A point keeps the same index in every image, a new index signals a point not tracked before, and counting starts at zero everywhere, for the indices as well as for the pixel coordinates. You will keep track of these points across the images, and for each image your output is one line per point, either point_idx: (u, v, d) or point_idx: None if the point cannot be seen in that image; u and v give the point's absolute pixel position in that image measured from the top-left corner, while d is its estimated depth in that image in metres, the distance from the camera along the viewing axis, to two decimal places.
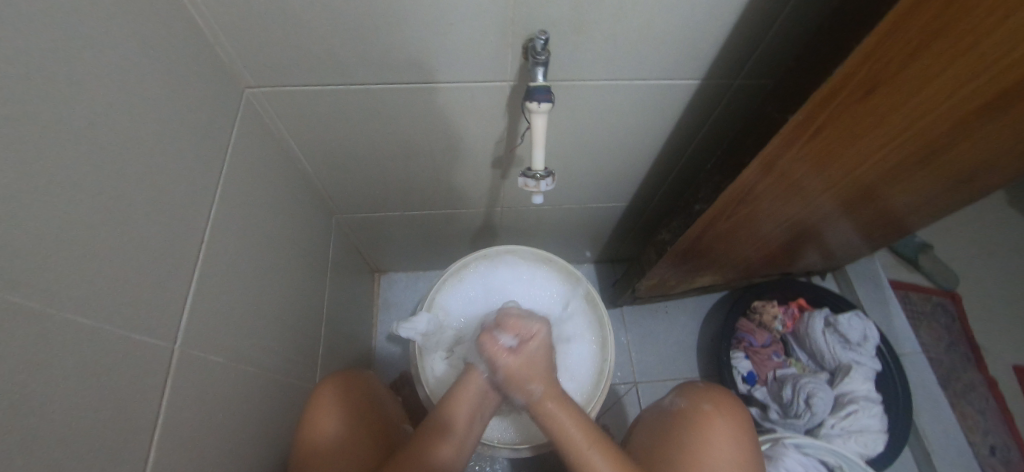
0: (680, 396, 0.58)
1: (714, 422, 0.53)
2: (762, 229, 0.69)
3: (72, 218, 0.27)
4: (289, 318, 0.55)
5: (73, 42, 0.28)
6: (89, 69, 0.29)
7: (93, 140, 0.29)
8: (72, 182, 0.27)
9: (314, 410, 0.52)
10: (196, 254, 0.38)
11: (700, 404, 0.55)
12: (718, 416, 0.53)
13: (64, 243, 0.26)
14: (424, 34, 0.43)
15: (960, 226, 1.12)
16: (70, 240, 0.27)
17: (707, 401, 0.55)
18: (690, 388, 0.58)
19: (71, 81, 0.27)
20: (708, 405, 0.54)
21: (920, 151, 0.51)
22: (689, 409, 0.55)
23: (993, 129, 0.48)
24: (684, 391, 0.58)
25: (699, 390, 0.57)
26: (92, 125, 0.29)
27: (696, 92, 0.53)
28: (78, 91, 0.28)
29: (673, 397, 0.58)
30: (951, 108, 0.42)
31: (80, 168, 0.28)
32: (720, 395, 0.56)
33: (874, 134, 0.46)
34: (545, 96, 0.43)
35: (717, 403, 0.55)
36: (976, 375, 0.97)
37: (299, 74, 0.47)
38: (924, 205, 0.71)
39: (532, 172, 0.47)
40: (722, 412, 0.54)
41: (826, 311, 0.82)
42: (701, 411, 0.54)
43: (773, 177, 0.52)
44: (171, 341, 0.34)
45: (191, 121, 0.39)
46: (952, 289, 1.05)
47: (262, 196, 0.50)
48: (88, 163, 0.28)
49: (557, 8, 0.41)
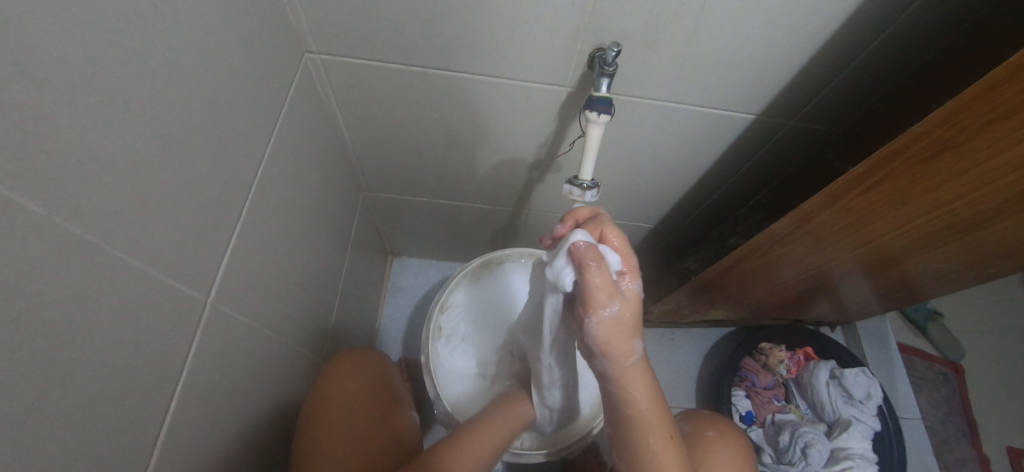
0: (685, 420, 0.56)
1: (717, 449, 0.52)
2: (785, 273, 0.68)
3: (136, 157, 0.27)
4: (310, 288, 0.54)
5: None
6: (174, 14, 0.29)
7: (165, 83, 0.29)
8: (142, 121, 0.27)
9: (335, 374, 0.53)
10: (238, 212, 0.38)
11: (705, 431, 0.54)
12: (720, 445, 0.53)
13: (126, 180, 0.26)
14: (497, 28, 0.43)
15: (973, 299, 1.11)
16: (131, 178, 0.27)
17: (711, 428, 0.54)
18: (695, 414, 0.57)
19: (156, 23, 0.27)
20: (712, 432, 0.54)
21: (961, 222, 0.51)
22: (693, 435, 0.54)
23: None
24: (688, 416, 0.57)
25: (704, 417, 0.56)
26: (167, 69, 0.29)
27: (750, 126, 0.52)
28: (160, 33, 0.28)
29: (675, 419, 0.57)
30: (1007, 187, 0.42)
31: (150, 108, 0.28)
32: (724, 423, 0.56)
33: (923, 200, 0.46)
34: (606, 107, 0.43)
35: (721, 431, 0.54)
36: (968, 450, 0.96)
37: (361, 47, 0.47)
38: (950, 276, 0.71)
39: (578, 181, 0.46)
40: (725, 440, 0.53)
41: (832, 364, 0.82)
42: (705, 437, 0.53)
43: (815, 224, 0.52)
44: (205, 294, 0.34)
45: (253, 76, 0.39)
46: (956, 361, 1.05)
47: (303, 163, 0.50)
48: (159, 107, 0.28)
49: (635, 22, 0.40)
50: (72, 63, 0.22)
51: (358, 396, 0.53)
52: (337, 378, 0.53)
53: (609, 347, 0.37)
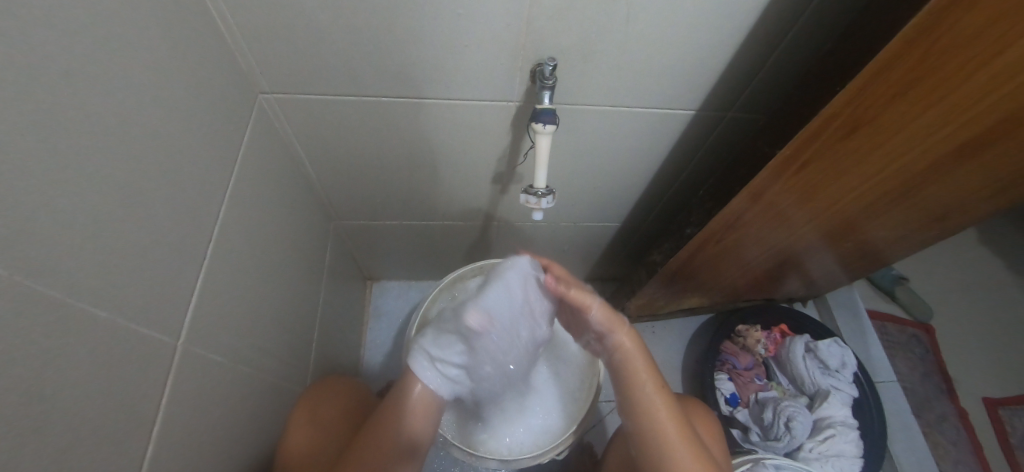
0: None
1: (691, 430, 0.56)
2: (750, 254, 0.71)
3: (94, 211, 0.28)
4: (285, 321, 0.55)
5: (111, 47, 0.29)
6: (123, 73, 0.30)
7: (118, 138, 0.30)
8: (97, 176, 0.28)
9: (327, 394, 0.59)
10: (204, 253, 0.39)
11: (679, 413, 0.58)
12: (693, 426, 0.57)
13: (86, 235, 0.27)
14: (440, 54, 0.45)
15: (935, 261, 1.17)
16: (91, 232, 0.28)
17: (683, 410, 0.59)
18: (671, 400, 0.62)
19: (105, 83, 0.29)
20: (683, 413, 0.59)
21: (899, 188, 0.55)
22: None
23: (963, 172, 0.52)
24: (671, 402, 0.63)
25: (678, 401, 0.61)
26: (120, 125, 0.30)
27: (691, 121, 0.56)
28: (111, 92, 0.29)
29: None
30: (927, 149, 0.45)
31: (105, 164, 0.29)
32: (697, 407, 0.60)
33: (857, 170, 0.49)
34: (551, 118, 0.45)
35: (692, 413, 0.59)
36: (947, 406, 1.00)
37: (314, 83, 0.49)
38: (900, 240, 0.75)
39: (534, 190, 0.49)
40: (697, 422, 0.58)
41: (807, 338, 0.85)
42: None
43: (762, 206, 0.55)
44: (175, 336, 0.35)
45: (207, 122, 0.40)
46: (927, 322, 1.09)
47: (268, 199, 0.51)
48: (113, 161, 0.29)
49: (566, 37, 0.43)
50: (26, 130, 0.23)
51: (337, 416, 0.57)
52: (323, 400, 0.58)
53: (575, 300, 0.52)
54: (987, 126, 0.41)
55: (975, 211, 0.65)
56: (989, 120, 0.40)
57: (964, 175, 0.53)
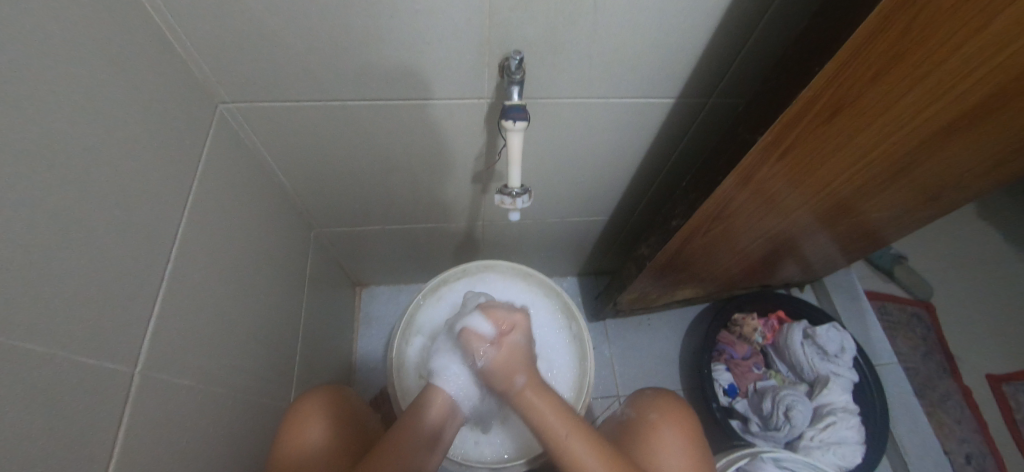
0: (630, 406, 0.58)
1: (661, 432, 0.53)
2: (743, 242, 0.69)
3: (29, 241, 0.26)
4: (263, 336, 0.54)
5: (40, 64, 0.28)
6: (56, 92, 0.29)
7: (54, 160, 0.28)
8: (29, 203, 0.26)
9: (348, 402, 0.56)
10: (163, 273, 0.37)
11: (647, 414, 0.55)
12: (664, 425, 0.53)
13: (21, 267, 0.26)
14: (401, 53, 0.43)
15: (933, 238, 1.15)
16: (27, 263, 0.26)
17: (653, 410, 0.55)
18: (640, 397, 0.58)
19: (35, 103, 0.27)
20: (654, 414, 0.55)
21: (892, 167, 0.53)
22: (637, 420, 0.55)
23: (958, 146, 0.50)
24: (635, 401, 0.58)
25: (648, 398, 0.57)
26: (54, 147, 0.28)
27: (671, 110, 0.54)
28: (42, 112, 0.27)
29: (625, 408, 0.58)
30: (918, 126, 0.43)
31: (39, 190, 0.27)
32: (670, 403, 0.56)
33: (845, 151, 0.47)
34: (521, 114, 0.43)
35: (663, 411, 0.55)
36: (951, 384, 0.99)
37: (275, 89, 0.47)
38: (896, 220, 0.73)
39: (508, 189, 0.47)
40: (669, 420, 0.54)
41: (804, 324, 0.84)
42: (647, 421, 0.54)
43: (748, 194, 0.52)
44: (132, 363, 0.33)
45: (159, 136, 0.38)
46: (926, 299, 1.08)
47: (236, 212, 0.49)
48: (48, 186, 0.28)
49: (532, 28, 0.41)
50: None
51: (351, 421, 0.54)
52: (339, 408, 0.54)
53: (504, 375, 0.49)
54: (978, 98, 0.39)
55: (973, 186, 0.64)
56: (980, 92, 0.38)
57: (958, 150, 0.51)
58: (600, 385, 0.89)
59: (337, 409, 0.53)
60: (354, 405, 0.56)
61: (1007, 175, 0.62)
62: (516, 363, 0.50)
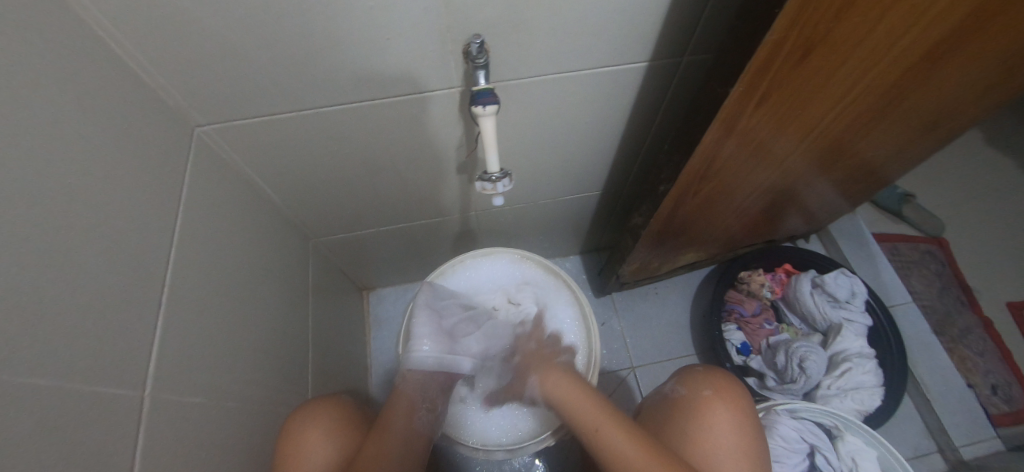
0: (680, 382, 0.57)
1: (716, 410, 0.52)
2: (741, 196, 0.68)
3: (26, 283, 0.27)
4: (270, 347, 0.55)
5: (16, 113, 0.28)
6: (36, 139, 0.29)
7: (41, 204, 0.29)
8: (22, 247, 0.27)
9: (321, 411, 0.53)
10: (158, 299, 0.38)
11: (700, 391, 0.54)
12: (718, 404, 0.53)
13: (20, 309, 0.27)
14: (364, 53, 0.43)
15: (941, 172, 1.12)
16: (26, 304, 0.27)
17: (707, 387, 0.54)
18: (690, 373, 0.57)
19: (17, 151, 0.28)
20: (708, 391, 0.54)
21: (887, 94, 0.50)
22: (689, 396, 0.54)
23: (948, 65, 0.48)
24: (684, 377, 0.57)
25: (700, 375, 0.57)
26: (40, 191, 0.29)
27: (647, 74, 0.53)
28: (23, 159, 0.28)
29: (673, 384, 0.57)
30: (900, 50, 0.42)
31: (31, 234, 0.28)
32: (721, 380, 0.55)
33: (830, 86, 0.45)
34: (490, 98, 0.43)
35: (718, 388, 0.54)
36: (971, 318, 0.96)
37: (246, 104, 0.47)
38: (897, 154, 0.71)
39: (487, 175, 0.48)
40: (722, 397, 0.53)
41: (812, 274, 0.83)
42: (701, 397, 0.54)
43: (734, 145, 0.51)
44: (140, 386, 0.35)
45: (141, 167, 0.39)
46: (939, 236, 1.05)
47: (228, 230, 0.51)
48: (39, 230, 0.29)
49: (490, 11, 0.41)
50: None
51: (336, 428, 0.52)
52: (333, 402, 0.56)
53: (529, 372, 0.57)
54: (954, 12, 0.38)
55: (972, 110, 0.62)
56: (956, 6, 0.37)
57: (948, 70, 0.49)
58: (613, 359, 0.90)
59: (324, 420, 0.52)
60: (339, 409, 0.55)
61: (1011, 92, 0.60)
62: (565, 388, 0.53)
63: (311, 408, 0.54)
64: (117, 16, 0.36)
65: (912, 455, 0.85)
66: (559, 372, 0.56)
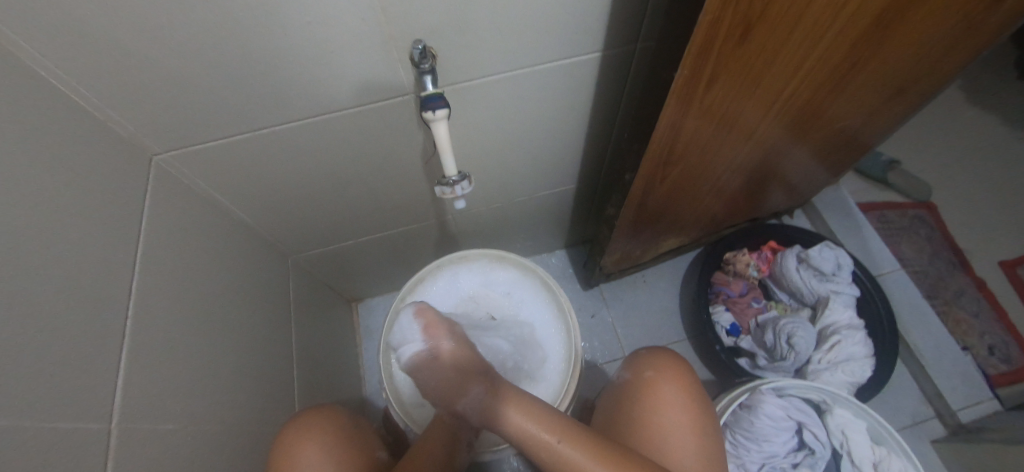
0: (626, 367, 0.59)
1: (659, 388, 0.54)
2: (715, 176, 0.67)
3: None
4: (250, 367, 0.56)
5: None
6: None
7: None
8: None
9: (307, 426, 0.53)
10: (123, 330, 0.39)
11: (642, 373, 0.56)
12: (661, 382, 0.54)
13: None
14: (310, 68, 0.43)
15: (924, 137, 1.12)
16: None
17: (649, 368, 0.56)
18: (636, 357, 0.59)
19: None
20: (649, 372, 0.55)
21: (843, 61, 0.50)
22: (633, 379, 0.56)
23: (901, 26, 0.47)
24: (629, 362, 0.59)
25: (643, 357, 0.58)
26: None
27: (602, 63, 0.52)
28: None
29: (621, 370, 0.59)
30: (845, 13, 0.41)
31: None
32: (663, 359, 0.57)
33: (781, 57, 0.45)
34: (439, 102, 0.43)
35: (659, 368, 0.55)
36: (964, 279, 0.95)
37: (202, 129, 0.47)
38: (869, 120, 0.70)
39: (446, 180, 0.48)
40: (664, 376, 0.55)
41: (797, 249, 0.82)
42: (643, 379, 0.55)
43: (693, 125, 0.50)
44: (106, 419, 0.35)
45: (99, 201, 0.40)
46: (926, 200, 1.04)
47: (197, 255, 0.51)
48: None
49: (430, 16, 0.40)
50: None
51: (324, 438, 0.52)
52: (308, 427, 0.53)
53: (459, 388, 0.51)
54: None
55: (939, 69, 0.61)
56: None
57: (903, 31, 0.48)
58: (605, 350, 0.90)
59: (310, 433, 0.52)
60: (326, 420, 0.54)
61: (976, 48, 0.59)
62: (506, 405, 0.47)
63: (289, 438, 0.52)
64: (57, 53, 0.36)
65: (911, 423, 0.84)
66: (487, 388, 0.50)
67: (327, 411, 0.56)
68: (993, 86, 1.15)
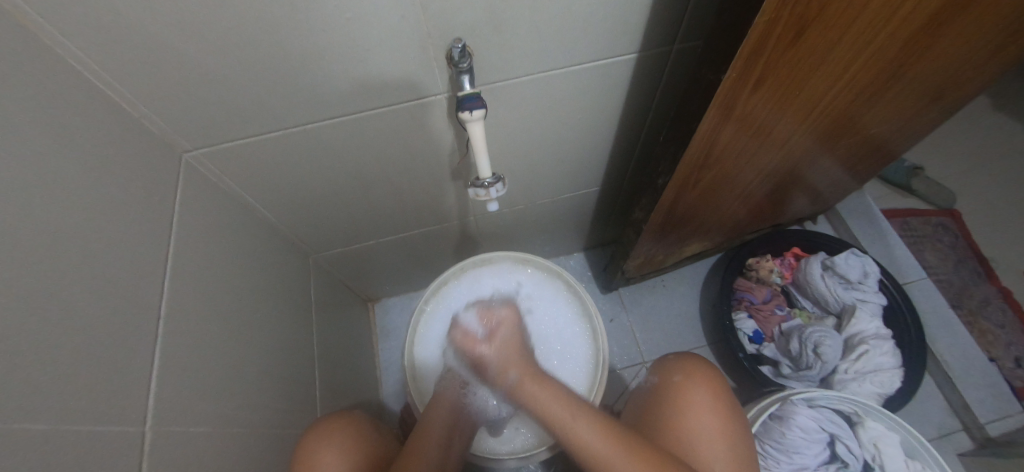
0: (654, 371, 0.58)
1: (687, 394, 0.53)
2: (745, 181, 0.66)
3: (20, 328, 0.27)
4: (275, 368, 0.55)
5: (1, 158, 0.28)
6: (19, 183, 0.29)
7: (31, 248, 0.29)
8: (14, 292, 0.27)
9: (327, 430, 0.52)
10: (155, 331, 0.38)
11: (672, 377, 0.55)
12: (690, 387, 0.53)
13: (14, 356, 0.26)
14: (345, 67, 0.42)
15: (948, 143, 1.10)
16: (22, 349, 0.27)
17: (678, 372, 0.55)
18: (663, 361, 0.59)
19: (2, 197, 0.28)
20: (678, 376, 0.55)
21: (889, 66, 0.49)
22: (662, 384, 0.55)
23: (951, 31, 0.46)
24: (657, 366, 0.59)
25: (672, 361, 0.57)
26: (27, 234, 0.29)
27: (636, 66, 0.51)
28: (9, 204, 0.28)
29: (649, 374, 0.59)
30: (895, 17, 0.40)
31: (19, 278, 0.28)
32: (692, 363, 0.56)
33: (828, 62, 0.44)
34: (476, 103, 0.42)
35: (688, 372, 0.55)
36: (989, 289, 0.93)
37: (232, 127, 0.46)
38: (903, 128, 0.69)
39: (480, 181, 0.47)
40: (694, 381, 0.54)
41: (822, 256, 0.81)
42: (673, 384, 0.54)
43: (732, 130, 0.49)
44: (140, 422, 0.35)
45: (134, 199, 0.39)
46: (950, 208, 1.03)
47: (224, 254, 0.50)
48: (30, 274, 0.28)
49: (470, 14, 0.39)
50: None
51: (345, 442, 0.51)
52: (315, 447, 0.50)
53: (500, 370, 0.51)
54: None
55: (978, 76, 0.60)
56: None
57: (951, 36, 0.47)
58: (624, 355, 0.89)
59: (334, 435, 0.52)
60: (348, 422, 0.54)
61: (1016, 54, 0.57)
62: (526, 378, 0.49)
63: (313, 440, 0.51)
64: (93, 48, 0.35)
65: (936, 435, 0.83)
66: (529, 373, 0.50)
67: (332, 424, 0.53)
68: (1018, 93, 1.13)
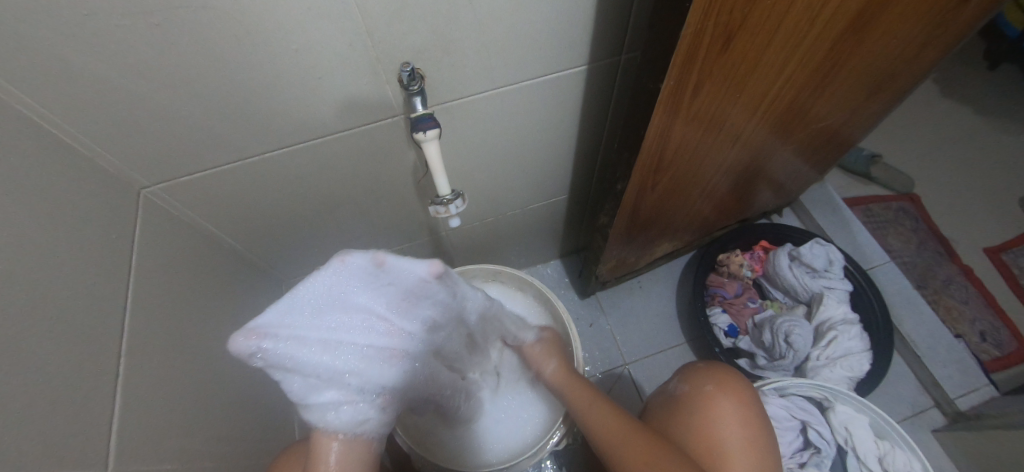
0: (684, 381, 0.59)
1: (717, 403, 0.54)
2: (704, 180, 0.68)
3: None
4: (246, 398, 0.55)
5: None
6: None
7: None
8: None
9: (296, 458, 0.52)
10: (116, 370, 0.38)
11: (703, 386, 0.56)
12: (721, 397, 0.54)
13: None
14: (298, 95, 0.43)
15: (902, 131, 1.15)
16: None
17: (710, 382, 0.56)
18: (693, 371, 0.59)
19: None
20: (710, 386, 0.56)
21: (824, 63, 0.51)
22: (692, 393, 0.56)
23: (876, 28, 0.49)
24: (687, 375, 0.59)
25: (702, 371, 0.58)
26: None
27: (587, 77, 0.53)
28: None
29: (677, 383, 0.60)
30: (820, 18, 0.43)
31: None
32: (722, 374, 0.57)
33: (763, 64, 0.46)
34: (429, 123, 0.43)
35: (720, 383, 0.56)
36: (951, 268, 0.97)
37: (191, 160, 0.47)
38: (851, 118, 0.72)
39: (440, 198, 0.48)
40: (724, 392, 0.55)
41: (788, 247, 0.83)
42: (704, 393, 0.55)
43: (682, 133, 0.52)
44: (102, 463, 0.34)
45: (89, 239, 0.39)
46: (908, 192, 1.07)
47: (188, 287, 0.50)
48: None
49: (416, 38, 0.41)
50: None
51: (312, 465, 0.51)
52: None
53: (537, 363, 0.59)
54: None
55: (913, 67, 0.63)
56: None
57: (877, 33, 0.50)
58: (606, 358, 0.89)
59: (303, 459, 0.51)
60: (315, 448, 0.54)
61: (945, 45, 0.61)
62: (563, 375, 0.57)
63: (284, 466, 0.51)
64: (40, 92, 0.35)
65: (912, 413, 0.85)
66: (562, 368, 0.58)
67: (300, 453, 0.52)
68: (961, 81, 1.20)
